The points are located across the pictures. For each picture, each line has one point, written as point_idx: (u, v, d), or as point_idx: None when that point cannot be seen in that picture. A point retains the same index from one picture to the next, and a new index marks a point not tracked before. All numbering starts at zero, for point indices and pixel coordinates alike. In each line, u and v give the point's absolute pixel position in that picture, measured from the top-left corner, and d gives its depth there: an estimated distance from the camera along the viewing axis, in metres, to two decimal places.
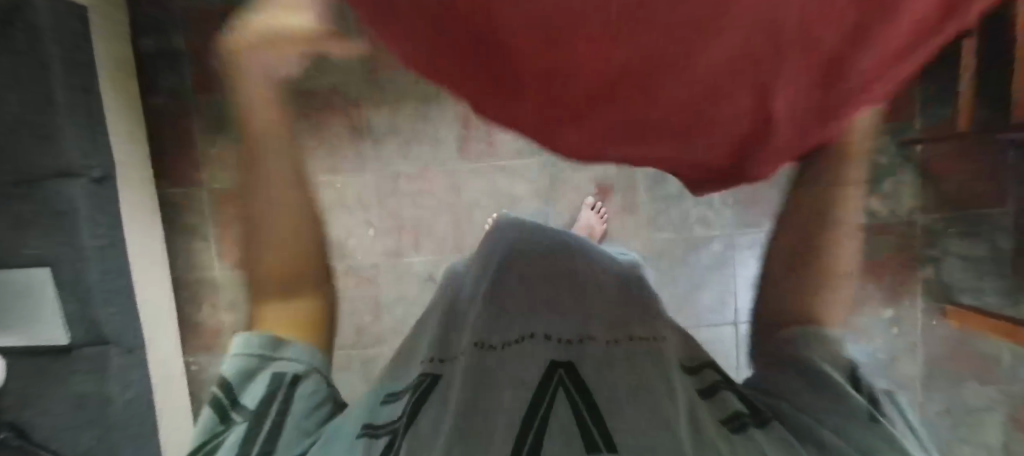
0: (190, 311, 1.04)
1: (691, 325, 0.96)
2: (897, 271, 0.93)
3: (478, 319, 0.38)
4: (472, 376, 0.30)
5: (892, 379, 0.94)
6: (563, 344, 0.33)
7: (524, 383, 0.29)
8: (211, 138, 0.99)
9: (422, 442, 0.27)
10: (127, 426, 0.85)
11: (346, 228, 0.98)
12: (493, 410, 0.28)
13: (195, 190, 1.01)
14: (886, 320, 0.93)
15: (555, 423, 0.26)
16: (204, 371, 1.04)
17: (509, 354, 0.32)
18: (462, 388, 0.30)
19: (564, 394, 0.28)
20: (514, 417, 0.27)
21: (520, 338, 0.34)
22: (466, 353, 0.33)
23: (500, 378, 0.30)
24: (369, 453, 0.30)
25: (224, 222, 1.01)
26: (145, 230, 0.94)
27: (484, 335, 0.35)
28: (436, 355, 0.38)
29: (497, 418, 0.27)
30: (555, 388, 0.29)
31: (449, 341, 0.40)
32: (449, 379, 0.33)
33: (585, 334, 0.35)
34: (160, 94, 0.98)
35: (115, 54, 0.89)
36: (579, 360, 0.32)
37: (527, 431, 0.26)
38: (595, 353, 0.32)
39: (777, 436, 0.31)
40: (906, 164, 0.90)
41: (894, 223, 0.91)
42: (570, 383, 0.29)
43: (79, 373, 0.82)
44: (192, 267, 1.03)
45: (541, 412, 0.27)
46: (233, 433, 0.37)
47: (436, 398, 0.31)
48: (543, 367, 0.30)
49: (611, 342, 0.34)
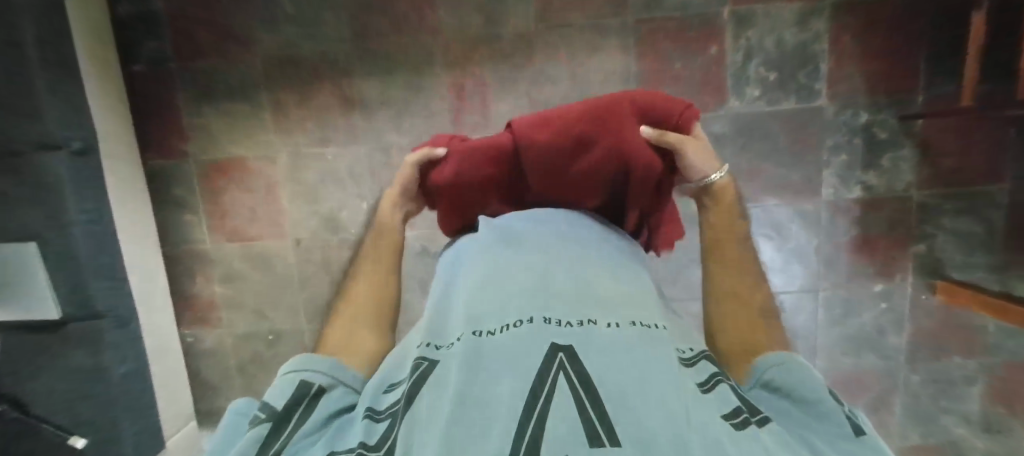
0: (183, 284, 1.03)
1: (684, 298, 0.97)
2: (889, 247, 0.93)
3: (471, 305, 0.35)
4: (469, 363, 0.28)
5: (875, 351, 0.96)
6: (563, 327, 0.31)
7: (525, 369, 0.27)
8: (195, 108, 0.96)
9: (420, 426, 0.26)
10: (125, 398, 0.86)
11: (338, 202, 0.97)
12: (493, 398, 0.26)
13: (182, 162, 0.98)
14: (876, 294, 0.95)
15: (558, 404, 0.24)
16: (200, 342, 1.05)
17: (510, 343, 0.30)
18: (458, 376, 0.27)
19: (565, 378, 0.26)
20: (515, 403, 0.24)
21: (518, 322, 0.32)
22: (464, 340, 0.31)
23: (497, 365, 0.28)
24: (370, 436, 0.29)
25: (213, 194, 0.99)
26: (132, 203, 0.93)
27: (480, 322, 0.33)
28: (430, 339, 0.36)
29: (497, 403, 0.25)
30: (556, 370, 0.27)
31: (442, 324, 0.37)
32: (445, 366, 0.30)
33: (585, 318, 0.33)
34: (141, 61, 0.94)
35: (90, 17, 0.85)
36: (582, 345, 0.30)
37: (530, 412, 0.24)
38: (598, 338, 0.30)
39: (784, 435, 0.26)
40: (906, 137, 0.89)
41: (888, 198, 0.91)
42: (570, 367, 0.27)
43: (72, 349, 0.81)
44: (183, 240, 1.01)
45: (543, 400, 0.25)
46: (251, 433, 0.31)
47: (431, 385, 0.29)
48: (545, 351, 0.29)
49: (613, 326, 0.32)
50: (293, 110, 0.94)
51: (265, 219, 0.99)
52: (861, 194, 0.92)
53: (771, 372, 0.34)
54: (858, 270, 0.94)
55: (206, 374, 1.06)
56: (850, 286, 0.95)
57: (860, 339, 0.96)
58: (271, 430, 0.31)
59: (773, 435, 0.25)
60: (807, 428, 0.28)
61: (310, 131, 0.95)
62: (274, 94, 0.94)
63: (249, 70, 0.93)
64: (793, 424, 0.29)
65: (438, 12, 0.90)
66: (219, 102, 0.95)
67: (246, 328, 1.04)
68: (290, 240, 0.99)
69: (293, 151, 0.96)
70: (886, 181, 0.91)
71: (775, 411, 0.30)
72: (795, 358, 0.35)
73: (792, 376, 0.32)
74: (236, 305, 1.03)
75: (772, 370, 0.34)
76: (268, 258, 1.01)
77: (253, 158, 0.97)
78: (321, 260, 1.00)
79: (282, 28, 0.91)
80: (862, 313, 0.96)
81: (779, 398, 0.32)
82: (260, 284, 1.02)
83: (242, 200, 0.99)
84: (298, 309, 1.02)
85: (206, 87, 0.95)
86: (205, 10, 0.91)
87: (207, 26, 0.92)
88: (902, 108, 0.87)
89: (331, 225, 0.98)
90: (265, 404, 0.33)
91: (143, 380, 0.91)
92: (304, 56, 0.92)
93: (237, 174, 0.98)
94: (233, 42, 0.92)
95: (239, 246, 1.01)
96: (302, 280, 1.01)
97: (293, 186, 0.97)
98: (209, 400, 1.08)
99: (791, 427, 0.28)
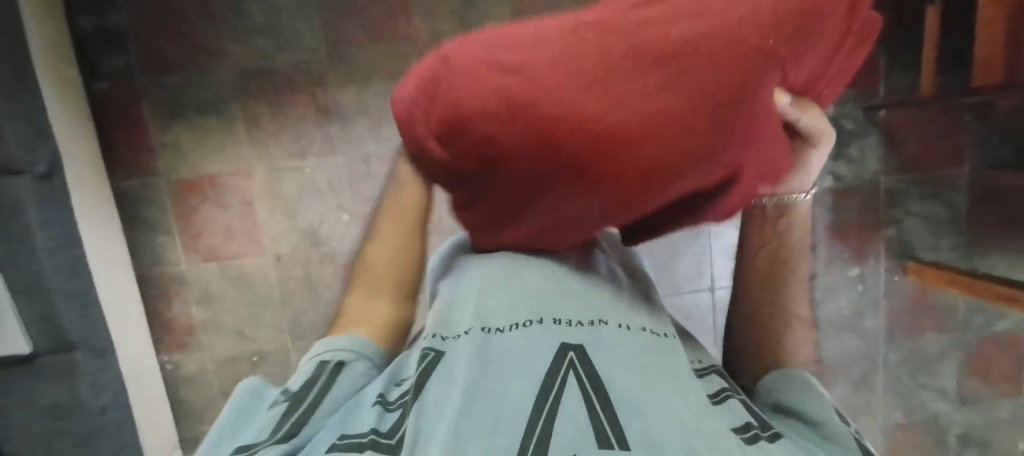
0: (159, 307, 1.00)
1: (670, 292, 0.99)
2: (860, 232, 0.97)
3: (481, 296, 0.34)
4: (478, 358, 0.29)
5: (855, 333, 0.99)
6: (572, 326, 0.31)
7: (534, 370, 0.28)
8: (165, 124, 0.93)
9: (427, 420, 0.27)
10: (105, 430, 0.83)
11: (318, 215, 0.95)
12: (503, 396, 0.27)
13: (154, 181, 0.95)
14: (852, 277, 0.99)
15: (568, 410, 0.26)
16: (180, 368, 1.01)
17: (521, 342, 0.30)
18: (468, 372, 0.28)
19: (575, 379, 0.28)
20: (526, 402, 0.26)
21: (529, 322, 0.31)
22: (473, 336, 0.31)
23: (507, 363, 0.29)
24: (382, 422, 0.29)
25: (186, 213, 0.96)
26: (103, 226, 0.89)
27: (489, 318, 0.32)
28: (437, 327, 0.35)
29: (507, 399, 0.27)
30: (566, 370, 0.28)
31: (448, 313, 0.36)
32: (452, 359, 0.30)
33: (598, 317, 0.33)
34: (106, 78, 0.91)
35: (51, 34, 0.82)
36: (592, 344, 0.30)
37: (538, 415, 0.26)
38: (607, 338, 0.31)
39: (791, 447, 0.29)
40: (870, 127, 0.94)
41: (858, 186, 0.95)
42: (581, 367, 0.29)
43: (45, 381, 0.76)
44: (157, 262, 0.98)
45: (552, 402, 0.26)
46: (271, 412, 0.32)
47: (438, 378, 0.29)
48: (555, 351, 0.29)
49: (624, 328, 0.33)
50: (267, 123, 0.93)
51: (243, 235, 0.96)
52: (832, 183, 0.95)
53: (778, 396, 0.39)
54: (834, 256, 0.98)
55: (187, 400, 1.03)
56: (827, 271, 0.98)
57: (840, 323, 0.99)
58: (287, 411, 0.32)
59: (780, 447, 0.28)
60: (811, 441, 0.34)
61: (286, 143, 0.93)
62: (248, 107, 0.92)
63: (220, 85, 0.91)
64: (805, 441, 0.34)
65: (413, 19, 0.90)
66: (191, 117, 0.93)
67: (228, 350, 1.00)
68: (271, 256, 0.97)
69: (269, 166, 0.94)
70: (854, 169, 0.95)
71: (785, 427, 0.36)
72: (793, 372, 0.40)
73: (795, 395, 0.37)
74: (216, 326, 1.00)
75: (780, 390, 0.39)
76: (248, 275, 0.98)
77: (228, 174, 0.94)
78: (303, 275, 0.98)
79: (253, 39, 0.90)
80: (840, 298, 0.99)
81: (789, 416, 0.37)
82: (241, 303, 0.99)
83: (217, 218, 0.96)
84: (281, 326, 0.99)
85: (176, 103, 0.92)
86: (173, 23, 0.89)
87: (175, 40, 0.90)
88: (866, 101, 0.92)
89: (313, 240, 0.96)
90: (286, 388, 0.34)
91: (122, 411, 0.86)
92: (278, 68, 0.91)
93: (212, 191, 0.95)
94: (204, 55, 0.90)
95: (217, 266, 0.98)
96: (285, 297, 0.99)
97: (272, 201, 0.95)
98: (191, 427, 1.03)
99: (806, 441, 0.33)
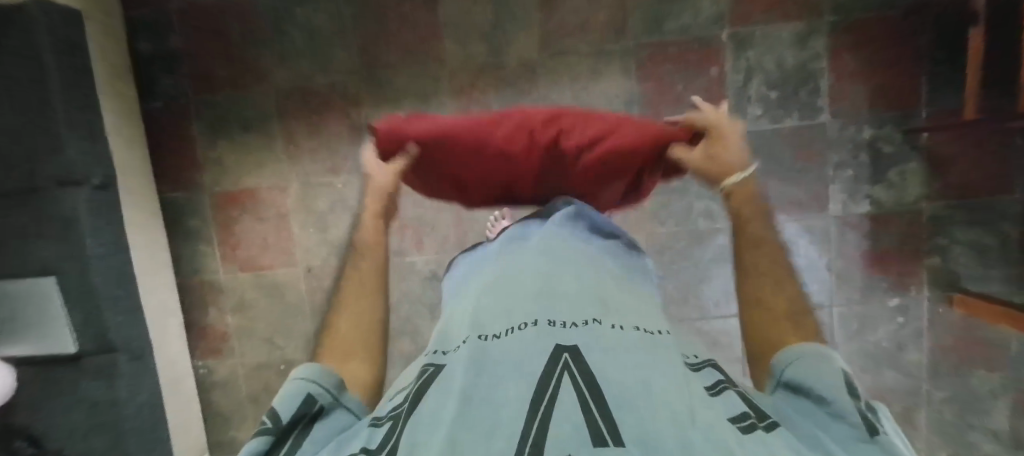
0: (196, 313, 1.04)
1: (695, 317, 0.96)
2: (902, 261, 0.93)
3: (478, 312, 0.35)
4: (474, 363, 0.28)
5: (896, 368, 0.95)
6: (565, 327, 0.30)
7: (526, 374, 0.26)
8: (209, 141, 0.98)
9: (422, 425, 0.24)
10: (145, 430, 0.86)
11: (348, 229, 0.98)
12: (497, 401, 0.24)
13: (196, 193, 1.00)
14: (892, 309, 0.94)
15: (562, 409, 0.22)
16: (213, 373, 1.05)
17: (512, 339, 0.30)
18: (463, 378, 0.26)
19: (571, 377, 0.25)
20: (522, 404, 0.23)
21: (523, 325, 0.31)
22: (468, 343, 0.31)
23: (502, 368, 0.27)
24: (372, 441, 0.26)
25: (225, 223, 1.00)
26: (149, 235, 0.95)
27: (484, 327, 0.33)
28: (438, 347, 0.36)
29: (504, 402, 0.24)
30: (562, 371, 0.26)
31: (449, 334, 0.37)
32: (450, 368, 0.29)
33: (590, 317, 0.32)
34: (157, 97, 0.98)
35: (109, 55, 0.89)
36: (586, 346, 0.28)
37: (533, 420, 0.21)
38: (603, 338, 0.30)
39: (796, 441, 0.23)
40: (911, 151, 0.90)
41: (899, 211, 0.91)
42: (576, 368, 0.26)
43: (89, 381, 0.82)
44: (196, 271, 1.03)
45: (548, 402, 0.23)
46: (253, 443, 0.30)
47: (437, 388, 0.28)
48: (547, 352, 0.28)
49: (617, 328, 0.31)
50: (304, 140, 0.97)
51: (277, 247, 1.00)
52: (870, 209, 0.92)
53: (792, 379, 0.31)
54: (873, 284, 0.94)
55: (218, 404, 1.06)
56: (865, 300, 0.94)
57: (878, 354, 0.95)
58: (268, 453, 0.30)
59: (784, 440, 0.22)
60: (821, 430, 0.26)
61: (321, 160, 0.97)
62: (287, 124, 0.97)
63: (262, 103, 0.96)
64: (814, 436, 0.26)
65: (444, 42, 0.93)
66: (233, 134, 0.98)
67: (257, 357, 1.04)
68: (302, 268, 1.00)
69: (304, 180, 0.98)
70: (894, 194, 0.91)
71: (781, 416, 0.28)
72: (821, 353, 0.31)
73: (811, 380, 0.29)
74: (247, 334, 1.03)
75: (791, 368, 0.31)
76: (280, 286, 1.01)
77: (266, 188, 0.98)
78: (332, 288, 1.00)
79: (295, 62, 0.95)
80: (878, 329, 0.94)
81: (800, 400, 0.29)
82: (272, 312, 1.02)
83: (253, 230, 1.00)
84: (309, 337, 1.02)
85: (220, 120, 0.97)
86: (219, 44, 0.95)
87: (220, 61, 0.96)
88: (905, 122, 0.89)
89: (341, 253, 0.99)
90: (271, 415, 0.31)
91: (157, 414, 0.89)
92: (316, 87, 0.95)
93: (250, 203, 0.99)
94: (246, 74, 0.95)
95: (251, 275, 1.02)
96: (314, 307, 1.01)
97: (304, 214, 0.99)
98: (221, 431, 1.07)
99: (815, 440, 0.25)
